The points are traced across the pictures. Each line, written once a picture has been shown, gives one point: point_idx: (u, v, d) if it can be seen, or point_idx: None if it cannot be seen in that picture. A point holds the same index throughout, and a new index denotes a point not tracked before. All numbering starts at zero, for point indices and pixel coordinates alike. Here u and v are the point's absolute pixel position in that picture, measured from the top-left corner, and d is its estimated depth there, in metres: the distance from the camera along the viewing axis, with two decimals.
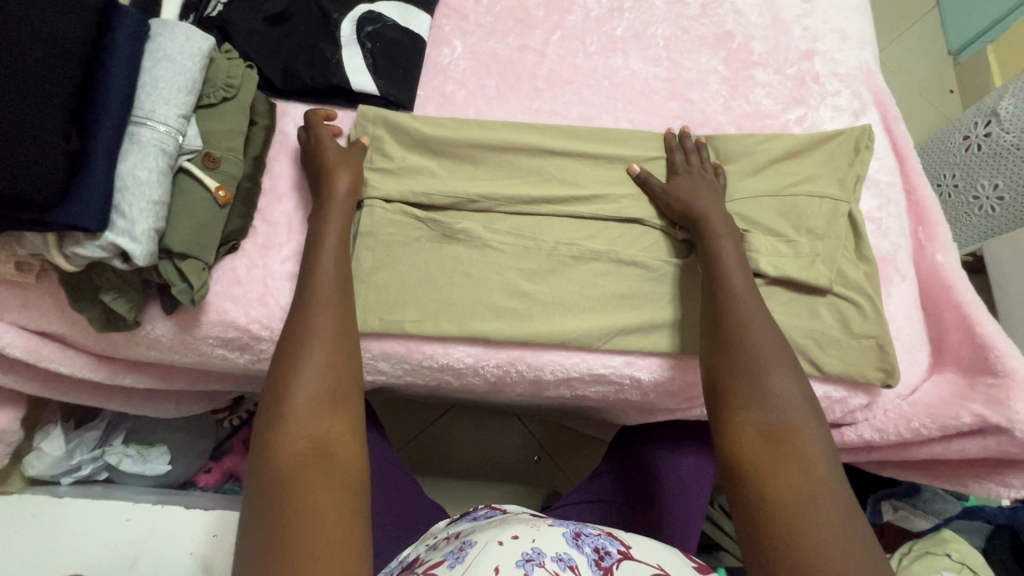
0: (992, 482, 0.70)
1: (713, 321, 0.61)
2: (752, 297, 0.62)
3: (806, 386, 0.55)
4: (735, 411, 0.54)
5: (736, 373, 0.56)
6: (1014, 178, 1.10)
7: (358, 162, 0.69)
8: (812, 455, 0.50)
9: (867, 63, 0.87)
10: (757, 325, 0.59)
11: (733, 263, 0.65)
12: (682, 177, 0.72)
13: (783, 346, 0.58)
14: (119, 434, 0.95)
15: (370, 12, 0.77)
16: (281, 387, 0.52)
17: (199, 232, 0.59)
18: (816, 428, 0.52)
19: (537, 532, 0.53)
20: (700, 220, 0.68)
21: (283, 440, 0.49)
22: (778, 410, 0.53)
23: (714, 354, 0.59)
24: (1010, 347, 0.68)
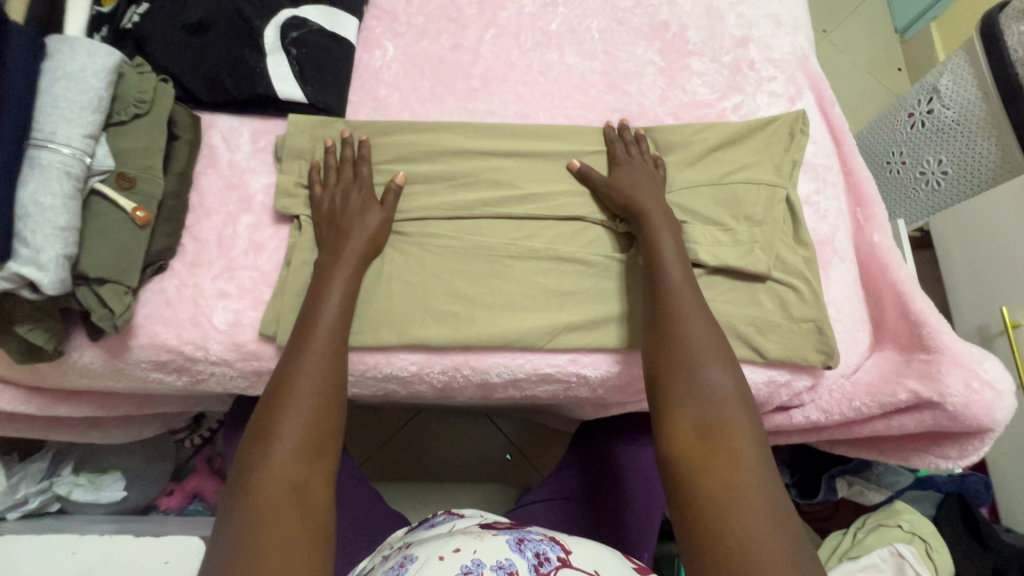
0: (931, 454, 0.71)
1: (652, 316, 0.61)
2: (692, 291, 0.62)
3: (741, 380, 0.56)
4: (672, 406, 0.55)
5: (674, 367, 0.56)
6: (957, 153, 1.12)
7: (389, 213, 0.68)
8: (744, 448, 0.51)
9: (801, 47, 0.87)
10: (694, 320, 0.59)
11: (672, 257, 0.65)
12: (624, 168, 0.72)
13: (719, 340, 0.58)
14: (68, 463, 0.93)
15: (294, 17, 0.75)
16: (265, 432, 0.55)
17: (116, 255, 0.57)
18: (748, 422, 0.53)
19: (479, 542, 0.53)
20: (639, 212, 0.68)
21: (259, 485, 0.52)
22: (713, 404, 0.53)
23: (654, 350, 0.59)
24: (940, 323, 0.69)
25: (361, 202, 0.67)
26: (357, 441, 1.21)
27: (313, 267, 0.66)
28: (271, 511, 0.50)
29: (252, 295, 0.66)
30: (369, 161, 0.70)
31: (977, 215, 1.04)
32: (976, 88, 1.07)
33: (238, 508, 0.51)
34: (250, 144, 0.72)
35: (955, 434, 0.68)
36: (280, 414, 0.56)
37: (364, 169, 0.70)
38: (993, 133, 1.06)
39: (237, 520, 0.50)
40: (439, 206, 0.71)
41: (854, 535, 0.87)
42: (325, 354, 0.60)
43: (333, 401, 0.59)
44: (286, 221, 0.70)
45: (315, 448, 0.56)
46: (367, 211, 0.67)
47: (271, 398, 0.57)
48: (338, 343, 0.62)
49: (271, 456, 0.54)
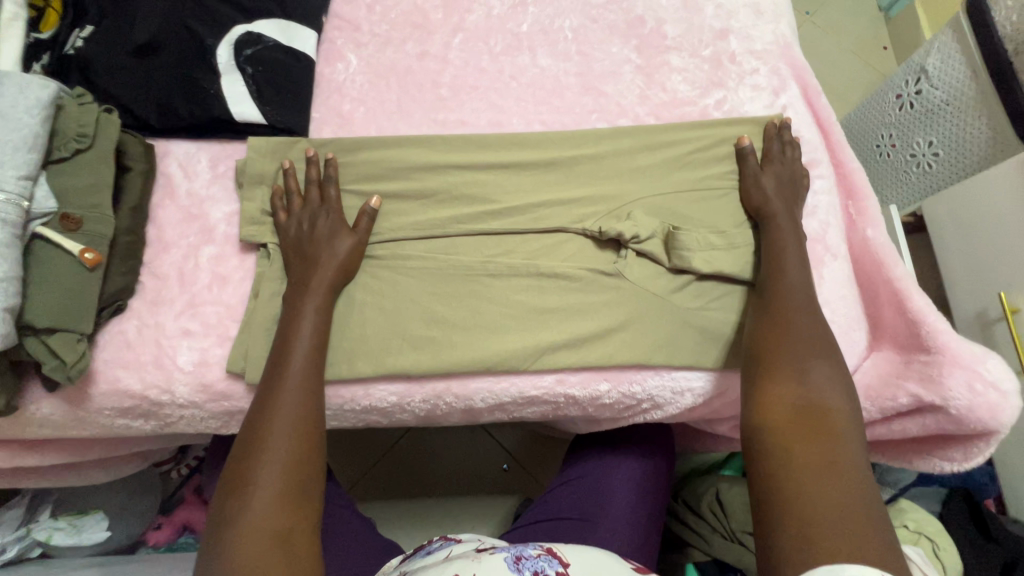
0: (937, 457, 0.68)
1: (762, 302, 0.64)
2: (806, 281, 0.64)
3: (846, 375, 0.57)
4: (770, 380, 0.58)
5: (782, 349, 0.59)
6: (947, 135, 1.09)
7: (363, 238, 0.65)
8: (838, 430, 0.52)
9: (783, 36, 0.83)
10: (807, 318, 0.61)
11: (792, 250, 0.66)
12: (776, 165, 0.72)
13: (829, 335, 0.60)
14: (46, 507, 0.90)
15: (248, 33, 0.71)
16: (243, 482, 0.52)
17: (64, 302, 0.54)
18: (849, 412, 0.54)
19: (478, 564, 0.51)
20: (769, 211, 0.69)
21: (238, 538, 0.49)
22: (813, 389, 0.56)
23: (759, 331, 0.62)
24: (938, 321, 0.66)
25: (329, 228, 0.64)
26: (349, 462, 1.18)
27: (282, 300, 0.62)
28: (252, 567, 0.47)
29: (217, 332, 0.63)
30: (337, 182, 0.66)
31: (972, 198, 1.01)
32: (966, 67, 1.04)
33: (218, 566, 0.48)
34: (209, 170, 0.68)
35: (961, 436, 0.65)
36: (258, 461, 0.53)
37: (332, 191, 0.66)
38: (985, 114, 1.03)
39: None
40: (412, 226, 0.68)
41: None
42: (303, 394, 0.57)
43: (313, 442, 0.56)
44: (251, 250, 0.66)
45: (296, 494, 0.52)
46: (336, 237, 0.64)
47: (248, 442, 0.54)
48: (315, 380, 0.59)
49: (249, 506, 0.50)
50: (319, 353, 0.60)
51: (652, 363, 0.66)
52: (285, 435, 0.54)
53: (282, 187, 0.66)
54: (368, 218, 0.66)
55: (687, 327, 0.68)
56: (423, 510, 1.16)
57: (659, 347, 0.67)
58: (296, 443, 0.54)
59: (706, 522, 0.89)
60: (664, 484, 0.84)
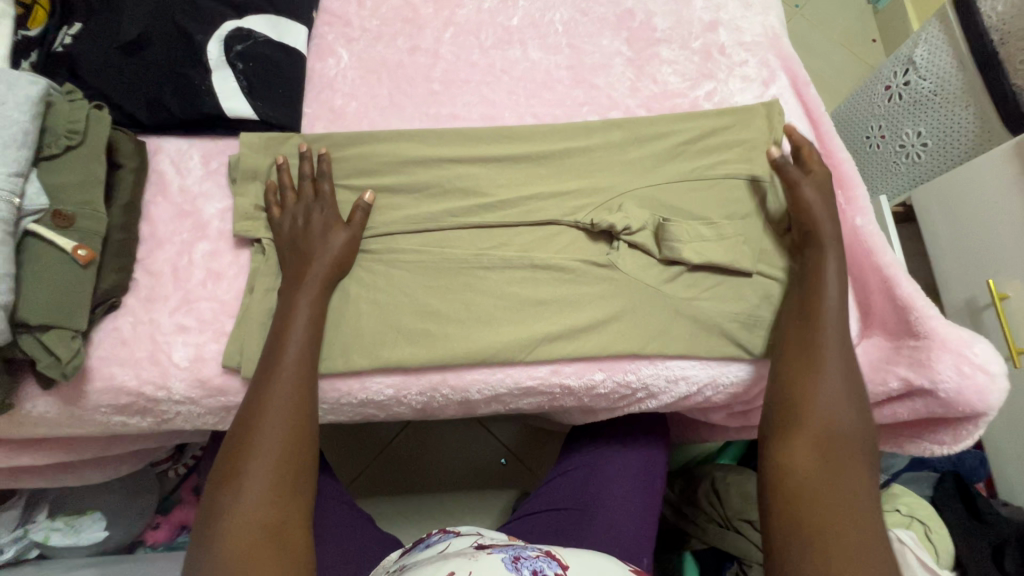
0: (926, 440, 0.69)
1: (796, 341, 0.63)
2: (843, 324, 0.63)
3: (868, 422, 0.59)
4: (798, 427, 0.59)
5: (814, 397, 0.60)
6: (935, 125, 1.10)
7: (357, 232, 0.65)
8: (857, 481, 0.55)
9: (772, 27, 0.84)
10: (837, 351, 0.62)
11: (833, 285, 0.64)
12: (824, 180, 0.70)
13: (858, 382, 0.61)
14: (44, 507, 0.89)
15: (238, 29, 0.71)
16: (235, 473, 0.52)
17: (58, 299, 0.54)
18: (867, 464, 0.57)
19: (475, 562, 0.51)
20: (814, 231, 0.67)
21: (230, 530, 0.49)
22: (837, 441, 0.57)
23: (789, 374, 0.62)
24: (927, 306, 0.67)
25: (323, 224, 0.64)
26: (348, 459, 1.18)
27: (277, 292, 0.63)
28: (244, 561, 0.48)
29: (213, 328, 0.63)
30: (330, 178, 0.67)
31: (959, 186, 1.03)
32: (953, 57, 1.05)
33: (210, 557, 0.49)
34: (201, 167, 0.68)
35: (949, 419, 0.66)
36: (249, 454, 0.53)
37: (326, 186, 0.66)
38: (972, 103, 1.04)
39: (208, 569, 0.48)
40: (406, 220, 0.68)
41: None
42: (295, 388, 0.57)
43: (305, 435, 0.56)
44: (245, 246, 0.66)
45: (285, 487, 0.53)
46: (330, 232, 0.64)
47: (240, 432, 0.55)
48: (308, 373, 0.58)
49: (240, 498, 0.51)
50: (311, 346, 0.60)
51: (646, 352, 0.67)
52: (279, 429, 0.55)
53: (273, 182, 0.66)
54: (361, 212, 0.66)
55: (680, 316, 0.68)
56: (420, 505, 1.16)
57: (653, 336, 0.67)
58: (288, 436, 0.55)
59: (703, 510, 0.89)
60: (661, 474, 0.84)
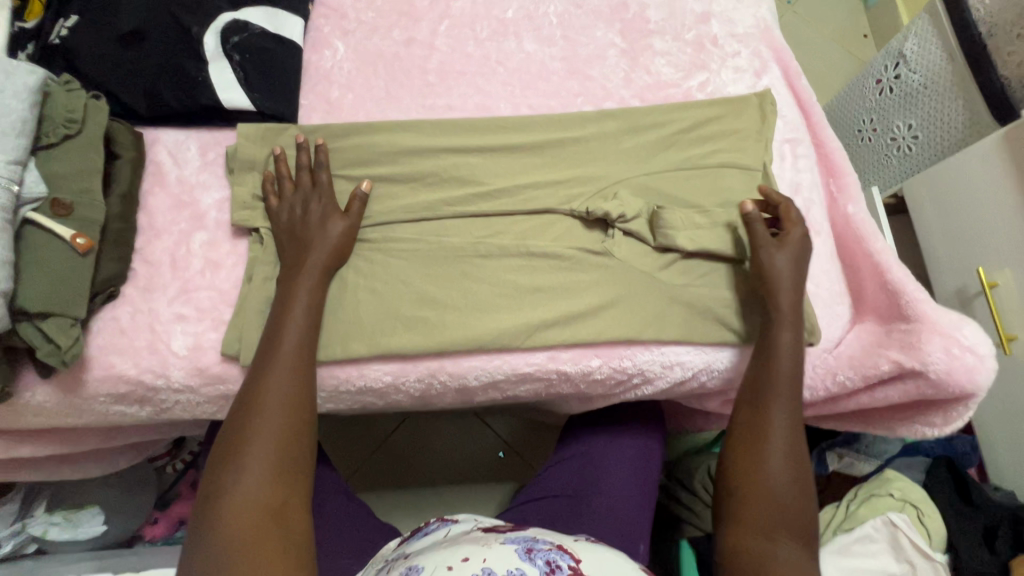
0: (918, 423, 0.70)
1: (745, 422, 0.64)
2: (791, 407, 0.63)
3: (809, 498, 0.61)
4: (743, 510, 0.61)
5: (758, 480, 0.61)
6: (926, 117, 1.12)
7: (355, 222, 0.65)
8: (800, 562, 0.57)
9: (764, 19, 0.85)
10: (784, 416, 0.63)
11: (784, 363, 0.64)
12: (792, 241, 0.67)
13: (801, 460, 0.62)
14: (41, 502, 0.89)
15: (234, 20, 0.71)
16: (236, 453, 0.53)
17: (57, 287, 0.54)
18: (805, 535, 0.59)
19: (488, 550, 0.52)
20: (772, 300, 0.66)
21: (231, 510, 0.50)
22: (781, 522, 0.59)
23: (737, 458, 0.63)
24: (917, 291, 0.69)
25: (322, 213, 0.64)
26: (346, 453, 1.19)
27: (277, 278, 0.63)
28: (247, 539, 0.48)
29: (211, 317, 0.63)
30: (327, 167, 0.67)
31: (948, 176, 1.04)
32: (942, 51, 1.06)
33: (211, 534, 0.49)
34: (199, 158, 0.68)
35: (939, 400, 0.67)
36: (250, 435, 0.53)
37: (323, 176, 0.66)
38: (961, 96, 1.05)
39: (210, 548, 0.49)
40: (403, 209, 0.69)
41: (847, 507, 0.87)
42: (295, 372, 0.58)
43: (304, 418, 0.56)
44: (242, 235, 0.66)
45: (285, 469, 0.53)
46: (328, 222, 0.64)
47: (239, 414, 0.55)
48: (306, 358, 0.59)
49: (241, 478, 0.51)
50: (312, 330, 0.60)
51: (641, 338, 0.68)
52: (279, 411, 0.55)
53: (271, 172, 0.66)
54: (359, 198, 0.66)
55: (675, 303, 0.69)
56: (419, 498, 1.16)
57: (648, 323, 0.68)
58: (288, 419, 0.55)
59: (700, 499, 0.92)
60: (658, 463, 0.85)
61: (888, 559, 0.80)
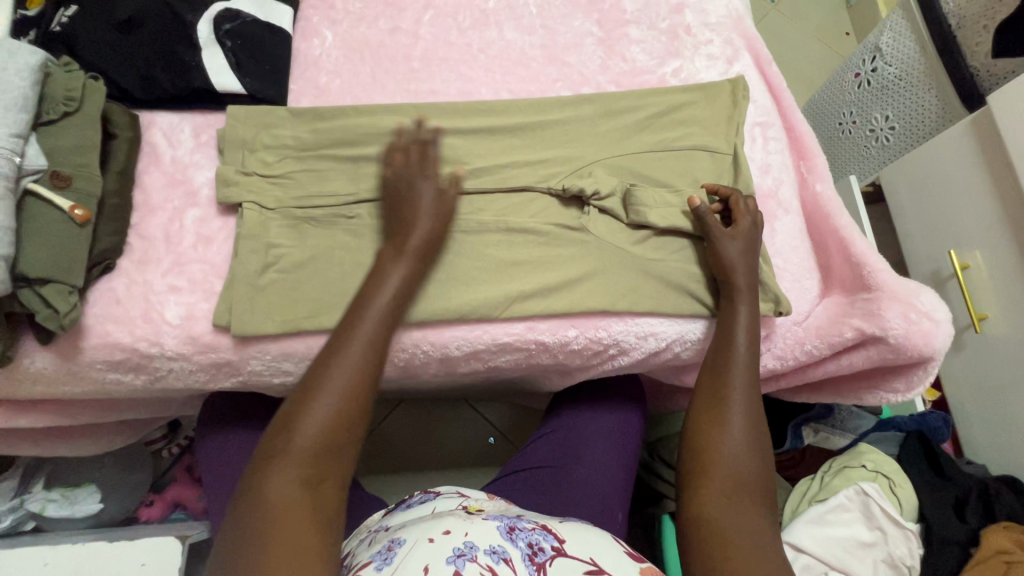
0: (883, 390, 0.74)
1: (706, 395, 0.67)
2: (749, 379, 0.66)
3: (768, 469, 0.63)
4: (705, 476, 0.61)
5: (718, 448, 0.62)
6: (902, 108, 1.15)
7: (451, 205, 0.67)
8: (759, 524, 0.57)
9: (735, 9, 0.89)
10: (743, 386, 0.66)
11: (742, 337, 0.68)
12: (741, 229, 0.71)
13: (759, 430, 0.65)
14: (40, 479, 0.92)
15: (226, 9, 0.75)
16: (297, 415, 0.54)
17: (55, 253, 0.57)
18: (763, 500, 0.60)
19: (470, 524, 0.54)
20: (729, 279, 0.70)
21: (277, 477, 0.51)
22: (740, 488, 0.60)
23: (699, 427, 0.65)
24: (879, 262, 0.72)
25: (428, 192, 0.67)
26: None
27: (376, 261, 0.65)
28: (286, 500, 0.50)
29: (203, 288, 0.66)
30: (433, 146, 0.69)
31: (921, 162, 1.07)
32: (915, 43, 1.09)
33: (260, 488, 0.51)
34: (192, 139, 0.72)
35: (901, 366, 0.70)
36: (313, 399, 0.55)
37: (434, 153, 0.69)
38: (934, 86, 1.09)
39: (251, 511, 0.50)
40: None
41: (821, 478, 0.90)
42: (364, 357, 0.58)
43: (364, 403, 0.57)
44: (231, 212, 0.69)
45: (334, 448, 0.54)
46: (432, 200, 0.67)
47: (308, 381, 0.56)
48: (381, 338, 0.60)
49: (293, 442, 0.53)
50: (395, 311, 0.61)
51: (616, 309, 0.71)
52: (344, 380, 0.56)
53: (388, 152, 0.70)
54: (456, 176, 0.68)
55: (648, 276, 0.72)
56: (410, 482, 1.18)
57: (623, 294, 0.71)
58: (349, 401, 0.56)
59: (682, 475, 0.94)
60: (638, 436, 0.88)
61: (860, 527, 0.82)
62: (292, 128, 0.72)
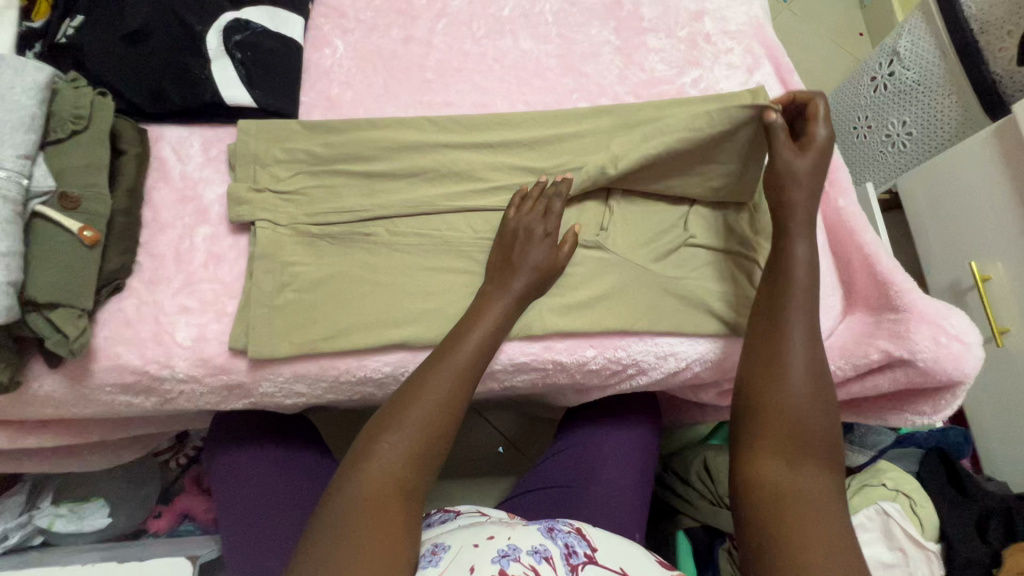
0: (907, 412, 0.72)
1: (760, 347, 0.61)
2: (808, 321, 0.60)
3: (834, 419, 0.58)
4: (760, 434, 0.58)
5: (776, 401, 0.58)
6: (921, 113, 1.11)
7: (562, 259, 0.68)
8: (823, 491, 0.54)
9: (756, 17, 0.86)
10: (802, 333, 0.60)
11: (801, 271, 0.62)
12: (815, 144, 0.64)
13: (822, 377, 0.59)
14: (48, 493, 0.92)
15: (236, 20, 0.73)
16: (392, 421, 0.57)
17: (65, 277, 0.56)
18: (828, 465, 0.56)
19: (512, 529, 0.56)
20: (786, 205, 0.63)
21: (368, 478, 0.54)
22: (801, 445, 0.56)
23: (751, 382, 0.60)
24: (906, 282, 0.70)
25: (537, 243, 0.67)
26: None
27: (475, 295, 0.67)
28: (372, 502, 0.52)
29: (214, 308, 0.65)
30: (565, 197, 0.70)
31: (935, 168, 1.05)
32: (935, 47, 1.05)
33: (346, 489, 0.53)
34: (202, 154, 0.70)
35: (928, 389, 0.68)
36: (409, 408, 0.58)
37: (558, 205, 0.69)
38: (953, 92, 1.05)
39: (339, 509, 0.52)
40: (403, 203, 0.70)
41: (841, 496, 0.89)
42: (456, 376, 0.60)
43: (452, 420, 0.59)
44: (243, 230, 0.68)
45: (421, 460, 0.56)
46: (543, 250, 0.67)
47: (404, 394, 0.59)
48: (482, 361, 0.62)
49: (388, 448, 0.55)
50: (495, 338, 0.63)
51: (635, 329, 0.69)
52: (437, 394, 0.59)
53: (512, 198, 0.71)
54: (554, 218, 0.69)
55: (667, 294, 0.71)
56: None
57: (642, 314, 0.69)
58: (435, 418, 0.58)
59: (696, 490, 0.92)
60: (654, 450, 0.87)
61: (879, 547, 0.81)
62: (304, 142, 0.70)
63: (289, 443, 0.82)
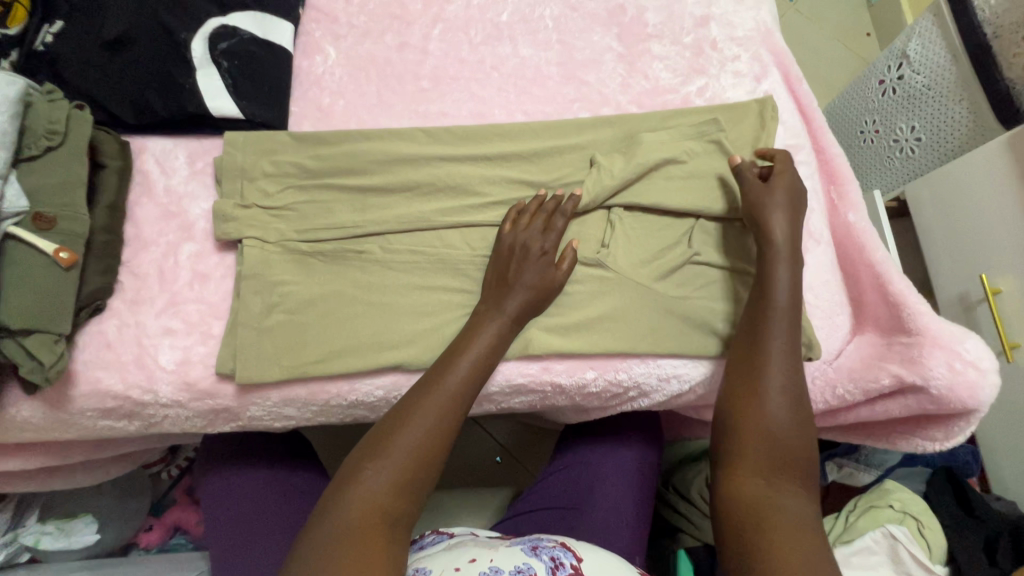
0: (917, 437, 0.70)
1: (740, 366, 0.61)
2: (789, 338, 0.61)
3: (812, 441, 0.58)
4: (740, 456, 0.57)
5: (754, 416, 0.58)
6: (930, 119, 1.07)
7: (562, 278, 0.66)
8: (801, 509, 0.52)
9: (764, 22, 0.83)
10: (783, 353, 0.60)
11: (783, 289, 0.62)
12: (781, 184, 0.67)
13: (801, 399, 0.59)
14: (33, 511, 0.88)
15: (222, 26, 0.70)
16: (380, 447, 0.55)
17: (39, 302, 0.53)
18: (807, 484, 0.55)
19: (494, 551, 0.54)
20: (767, 238, 0.64)
21: (352, 506, 0.51)
22: (778, 462, 0.56)
23: (729, 400, 0.61)
24: (919, 303, 0.67)
25: (537, 261, 0.65)
26: None
27: (470, 315, 0.65)
28: (354, 532, 0.49)
29: (199, 330, 0.62)
30: (568, 215, 0.67)
31: (940, 176, 1.00)
32: (947, 51, 1.01)
33: (329, 517, 0.51)
34: (187, 167, 0.67)
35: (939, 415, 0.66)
36: (397, 431, 0.55)
37: (559, 221, 0.67)
38: (964, 97, 1.01)
39: (320, 539, 0.49)
40: (397, 219, 0.67)
41: (846, 518, 0.87)
42: (446, 402, 0.57)
43: (443, 446, 0.56)
44: (230, 248, 0.65)
45: (410, 488, 0.54)
46: (541, 270, 0.65)
47: (395, 416, 0.57)
48: (475, 385, 0.59)
49: (375, 475, 0.53)
50: (490, 363, 0.61)
51: (637, 351, 0.67)
52: (428, 420, 0.56)
53: (510, 212, 0.68)
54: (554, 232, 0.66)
55: (671, 315, 0.68)
56: None
57: (645, 336, 0.67)
58: (425, 444, 0.55)
59: (696, 508, 0.90)
60: (655, 471, 0.84)
61: (887, 572, 0.79)
62: (293, 154, 0.68)
63: (280, 462, 0.80)
